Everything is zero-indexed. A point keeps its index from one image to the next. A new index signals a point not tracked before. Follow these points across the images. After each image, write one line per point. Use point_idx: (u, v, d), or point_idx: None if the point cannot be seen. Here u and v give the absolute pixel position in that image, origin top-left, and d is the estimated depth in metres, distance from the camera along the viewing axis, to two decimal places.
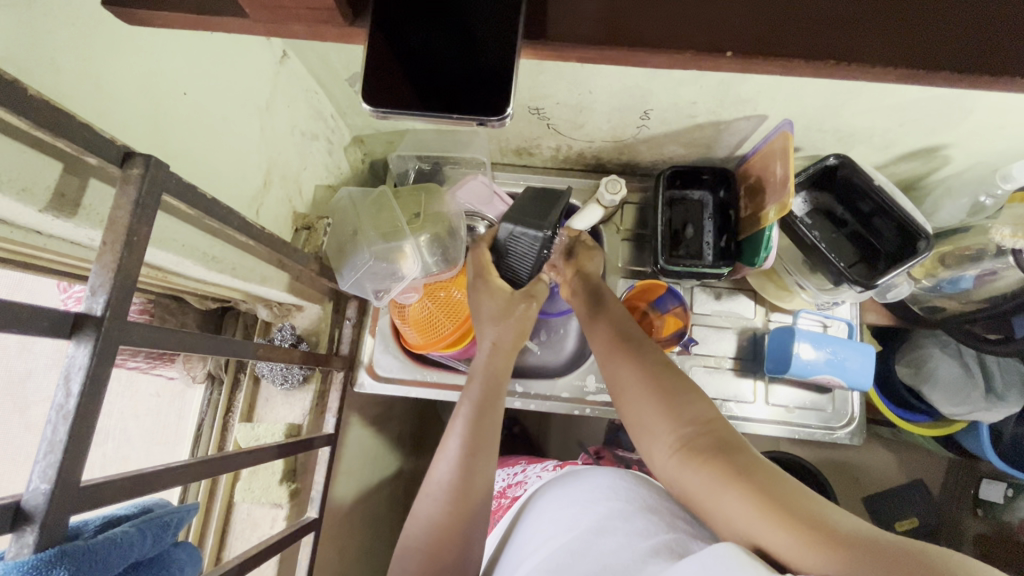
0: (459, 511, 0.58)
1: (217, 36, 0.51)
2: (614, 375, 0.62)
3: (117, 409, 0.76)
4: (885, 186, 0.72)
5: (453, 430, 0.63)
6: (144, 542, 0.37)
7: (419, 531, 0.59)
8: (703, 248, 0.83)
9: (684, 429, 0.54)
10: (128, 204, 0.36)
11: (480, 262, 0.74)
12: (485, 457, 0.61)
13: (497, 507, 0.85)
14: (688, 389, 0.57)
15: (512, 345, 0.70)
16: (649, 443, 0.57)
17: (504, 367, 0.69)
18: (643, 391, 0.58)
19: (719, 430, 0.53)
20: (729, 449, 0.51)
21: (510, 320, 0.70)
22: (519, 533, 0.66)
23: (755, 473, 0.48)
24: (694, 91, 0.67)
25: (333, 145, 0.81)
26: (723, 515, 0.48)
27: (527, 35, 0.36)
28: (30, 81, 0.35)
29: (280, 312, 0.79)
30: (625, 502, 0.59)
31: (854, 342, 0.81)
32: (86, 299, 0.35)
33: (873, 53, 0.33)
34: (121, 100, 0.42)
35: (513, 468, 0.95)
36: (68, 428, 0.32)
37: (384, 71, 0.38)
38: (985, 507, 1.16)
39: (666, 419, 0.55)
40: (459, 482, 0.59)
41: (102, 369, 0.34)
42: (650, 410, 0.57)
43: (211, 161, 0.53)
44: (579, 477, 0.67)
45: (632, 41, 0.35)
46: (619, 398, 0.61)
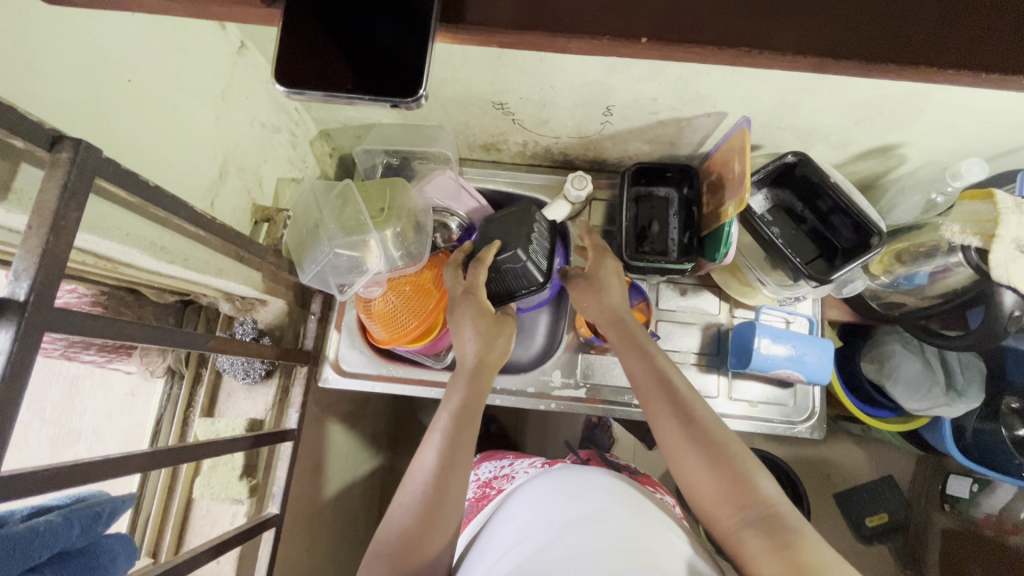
0: (430, 517, 0.58)
1: (167, 26, 0.51)
2: (656, 408, 0.61)
3: (90, 409, 0.81)
4: (840, 183, 0.73)
5: (430, 442, 0.63)
6: (70, 532, 0.36)
7: (390, 537, 0.58)
8: (669, 245, 0.85)
9: (726, 482, 0.54)
10: (57, 188, 0.35)
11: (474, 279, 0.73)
12: (460, 468, 0.61)
13: (482, 497, 0.85)
14: (733, 443, 0.57)
15: (490, 363, 0.70)
16: (691, 491, 0.57)
17: (485, 378, 0.69)
18: (688, 435, 0.57)
19: (768, 498, 0.53)
20: (774, 521, 0.51)
21: (493, 338, 0.71)
22: (495, 525, 0.67)
23: (800, 547, 0.49)
24: (653, 87, 0.68)
25: (298, 139, 0.81)
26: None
27: (445, 20, 0.36)
28: None
29: (243, 306, 0.78)
30: (611, 511, 0.59)
31: (815, 338, 0.82)
32: (9, 284, 0.34)
33: (784, 42, 0.35)
34: (59, 86, 0.41)
35: (500, 461, 0.94)
36: None
37: (311, 46, 0.36)
38: (953, 503, 1.16)
39: (709, 469, 0.55)
40: (431, 491, 0.59)
41: (25, 355, 0.34)
42: (697, 466, 0.56)
43: (160, 152, 0.53)
44: (565, 475, 0.68)
45: (552, 26, 0.35)
46: (661, 433, 0.60)
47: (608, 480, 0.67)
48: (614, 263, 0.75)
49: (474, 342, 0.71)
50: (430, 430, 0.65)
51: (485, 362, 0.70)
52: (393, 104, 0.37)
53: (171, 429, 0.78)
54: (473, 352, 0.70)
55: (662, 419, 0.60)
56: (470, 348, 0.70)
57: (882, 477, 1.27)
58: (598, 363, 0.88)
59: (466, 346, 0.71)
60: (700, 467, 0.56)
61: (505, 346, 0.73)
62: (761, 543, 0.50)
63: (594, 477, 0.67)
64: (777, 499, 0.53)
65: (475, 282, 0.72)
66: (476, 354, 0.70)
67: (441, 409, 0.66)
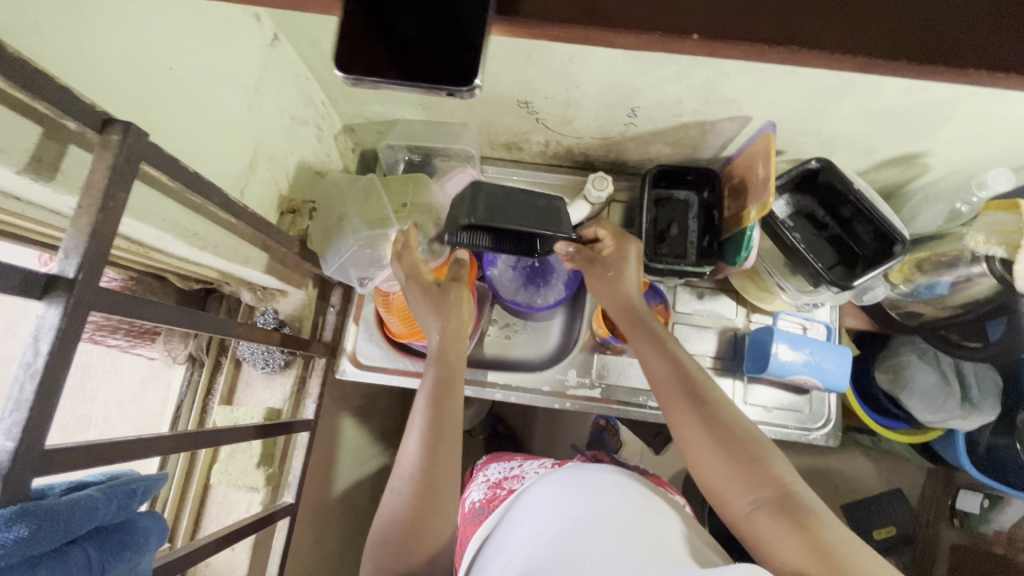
0: (419, 506, 0.59)
1: (207, 17, 0.52)
2: (671, 398, 0.62)
3: (101, 397, 0.72)
4: (864, 190, 0.73)
5: (413, 427, 0.64)
6: (108, 507, 0.36)
7: (386, 527, 0.60)
8: (688, 248, 0.85)
9: (739, 465, 0.54)
10: (105, 169, 0.36)
11: (412, 264, 0.71)
12: (443, 451, 0.62)
13: (493, 498, 0.84)
14: (747, 430, 0.57)
15: (451, 335, 0.69)
16: (704, 479, 0.57)
17: (457, 357, 0.69)
18: (702, 421, 0.58)
19: (782, 479, 0.52)
20: (791, 502, 0.50)
21: (446, 307, 0.70)
22: (509, 521, 0.67)
23: (817, 527, 0.48)
24: (679, 89, 0.68)
25: (323, 132, 0.82)
26: (776, 561, 0.48)
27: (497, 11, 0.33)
28: (17, 43, 0.35)
29: (264, 296, 0.80)
30: (619, 506, 0.60)
31: (833, 345, 0.82)
32: (59, 261, 0.34)
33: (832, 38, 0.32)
34: (107, 72, 0.42)
35: (509, 463, 0.95)
36: (35, 387, 0.32)
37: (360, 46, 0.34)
38: (963, 518, 1.15)
39: (723, 454, 0.55)
40: (417, 477, 0.60)
41: (72, 331, 0.34)
42: (710, 449, 0.56)
43: (195, 140, 0.53)
44: (578, 473, 0.68)
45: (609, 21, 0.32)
46: (676, 421, 0.60)
47: (619, 477, 0.67)
48: (637, 248, 0.76)
49: (430, 316, 0.70)
50: (411, 416, 0.65)
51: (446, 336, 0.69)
52: (446, 94, 0.34)
53: (190, 414, 0.79)
54: (433, 327, 0.70)
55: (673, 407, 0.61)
56: (433, 329, 0.70)
57: (892, 490, 1.26)
58: (613, 364, 0.88)
59: (428, 327, 0.70)
60: (713, 451, 0.56)
61: (468, 316, 0.72)
62: (776, 522, 0.49)
63: (603, 474, 0.68)
64: (790, 480, 0.53)
65: (414, 266, 0.71)
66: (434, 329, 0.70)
67: (418, 392, 0.66)
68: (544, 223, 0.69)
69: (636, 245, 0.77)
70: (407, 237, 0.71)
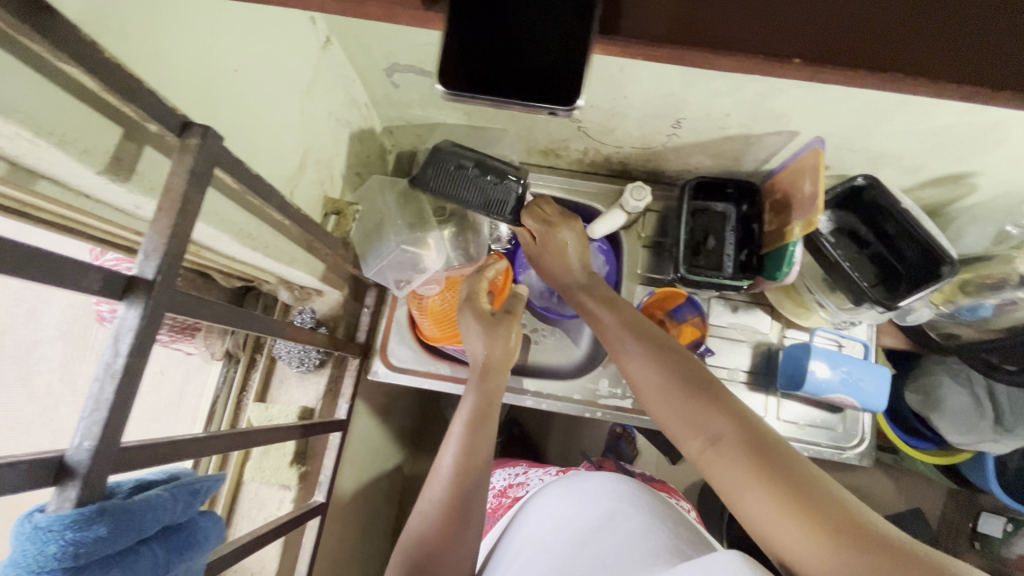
0: (447, 527, 0.60)
1: (270, 20, 0.52)
2: (631, 362, 0.61)
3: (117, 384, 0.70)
4: (912, 209, 0.72)
5: (448, 448, 0.66)
6: (175, 507, 0.37)
7: (408, 543, 0.61)
8: (724, 261, 0.85)
9: (696, 415, 0.52)
10: (184, 172, 0.36)
11: (472, 288, 0.76)
12: (477, 473, 0.64)
13: (497, 506, 0.87)
14: (703, 378, 0.55)
15: (497, 362, 0.72)
16: (669, 432, 0.55)
17: (496, 388, 0.72)
18: (660, 378, 0.57)
19: (740, 420, 0.50)
20: (750, 444, 0.48)
21: (496, 336, 0.73)
22: (520, 536, 0.68)
23: (781, 472, 0.45)
24: (729, 102, 0.67)
25: (364, 134, 0.82)
26: (745, 512, 0.47)
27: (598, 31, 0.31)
28: (112, 45, 0.35)
29: (301, 295, 0.80)
30: (621, 512, 0.60)
31: (871, 364, 0.81)
32: (139, 262, 0.35)
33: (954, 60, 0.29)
34: (183, 75, 0.42)
35: (514, 468, 0.97)
36: (115, 387, 0.33)
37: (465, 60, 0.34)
38: (983, 541, 1.16)
39: (681, 408, 0.54)
40: (447, 501, 0.62)
41: (149, 333, 0.35)
42: (673, 398, 0.55)
43: (253, 142, 0.54)
44: (577, 484, 0.69)
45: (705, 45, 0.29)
46: (636, 382, 0.60)
47: (618, 480, 0.68)
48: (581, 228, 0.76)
49: (478, 341, 0.74)
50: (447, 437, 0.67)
51: (491, 362, 0.73)
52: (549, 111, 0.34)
53: (225, 412, 0.80)
54: (480, 351, 0.73)
55: (635, 361, 0.60)
56: (478, 349, 0.73)
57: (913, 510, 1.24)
58: None
59: (474, 348, 0.74)
60: (672, 406, 0.55)
61: (513, 346, 0.74)
62: (735, 469, 0.48)
63: (601, 479, 0.68)
64: (753, 418, 0.51)
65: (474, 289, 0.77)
66: (483, 354, 0.73)
67: (455, 416, 0.68)
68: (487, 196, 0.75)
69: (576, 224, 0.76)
70: (484, 266, 0.79)
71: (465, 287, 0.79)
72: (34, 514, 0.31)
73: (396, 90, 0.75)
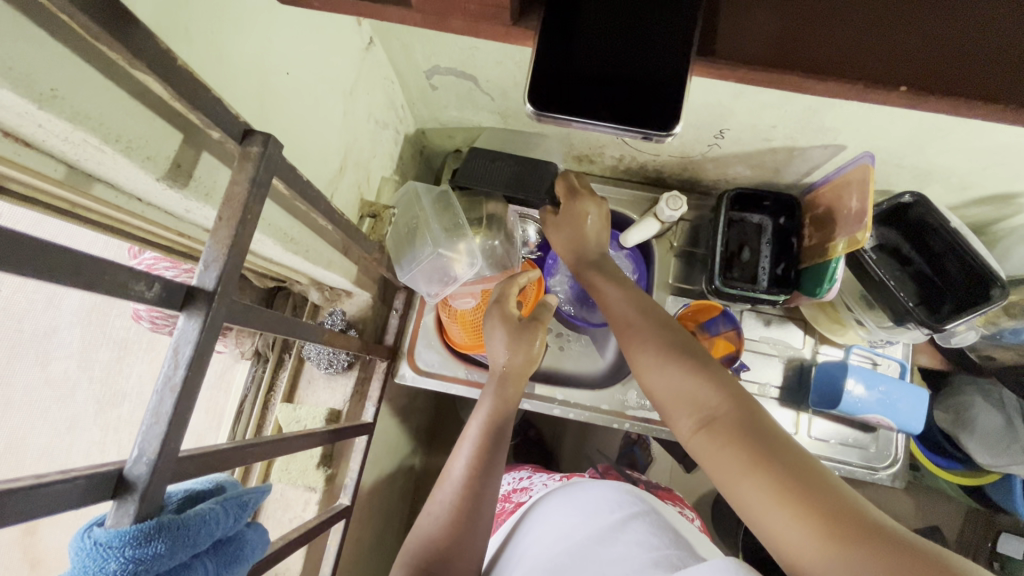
0: (458, 531, 0.60)
1: (322, 23, 0.52)
2: (629, 341, 0.58)
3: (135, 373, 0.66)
4: (961, 229, 0.71)
5: (462, 449, 0.65)
6: (226, 520, 0.36)
7: (418, 545, 0.60)
8: (759, 274, 0.83)
9: (695, 398, 0.50)
10: (246, 181, 0.35)
11: (505, 290, 0.75)
12: (488, 477, 0.63)
13: (501, 512, 0.85)
14: (703, 357, 0.53)
15: (518, 370, 0.71)
16: (667, 414, 0.54)
17: (513, 393, 0.71)
18: (658, 356, 0.54)
19: (739, 404, 0.48)
20: (749, 429, 0.46)
21: (520, 341, 0.72)
22: (519, 540, 0.68)
23: (777, 459, 0.44)
24: (777, 115, 0.66)
25: (399, 136, 0.81)
26: (739, 500, 0.45)
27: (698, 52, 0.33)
28: (177, 49, 0.35)
29: (331, 296, 0.79)
30: (623, 519, 0.62)
31: (909, 385, 0.79)
32: (198, 272, 0.34)
33: None
34: (241, 79, 0.42)
35: (518, 473, 0.96)
36: (174, 400, 0.32)
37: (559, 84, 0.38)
38: (1003, 561, 1.11)
39: (678, 389, 0.52)
40: (458, 503, 0.61)
41: (206, 345, 0.34)
42: (670, 378, 0.52)
43: (300, 146, 0.53)
44: (579, 493, 0.70)
45: (803, 67, 0.31)
46: (633, 360, 0.57)
47: (619, 489, 0.70)
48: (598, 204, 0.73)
49: (502, 348, 0.72)
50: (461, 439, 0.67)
51: (512, 368, 0.71)
52: (643, 136, 0.39)
53: (252, 412, 0.79)
54: (501, 358, 0.72)
55: (631, 339, 0.58)
56: (500, 354, 0.72)
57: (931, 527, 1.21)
58: None
59: (496, 351, 0.73)
60: (669, 385, 0.52)
61: (537, 353, 0.73)
62: (730, 456, 0.46)
63: (604, 488, 0.70)
64: (752, 402, 0.49)
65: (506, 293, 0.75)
66: (502, 361, 0.72)
67: (472, 417, 0.68)
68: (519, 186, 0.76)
69: (593, 198, 0.72)
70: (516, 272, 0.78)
71: (497, 289, 0.78)
72: (93, 529, 0.30)
73: (433, 92, 0.74)
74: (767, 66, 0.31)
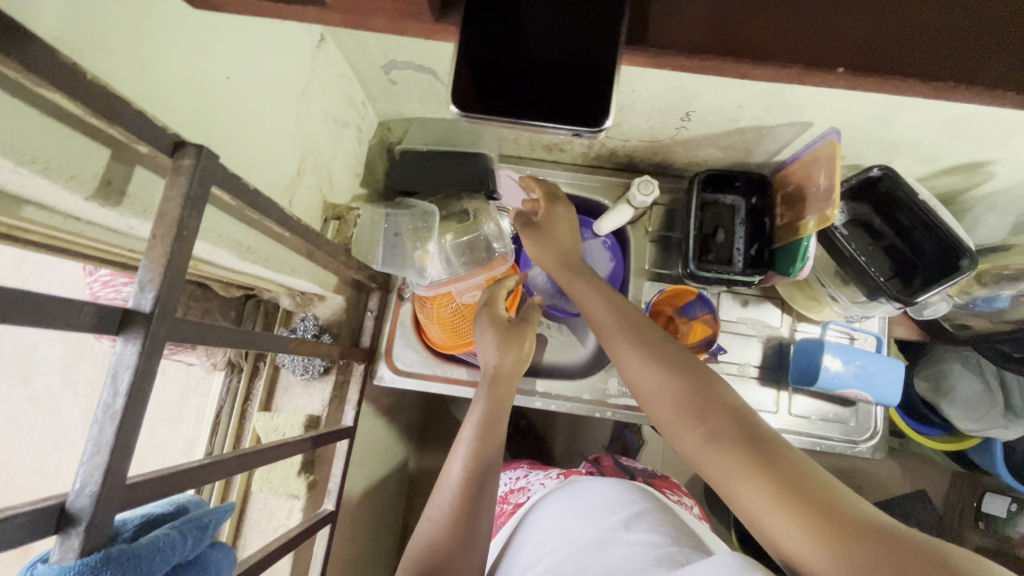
0: (458, 531, 0.58)
1: (265, 25, 0.50)
2: (615, 347, 0.58)
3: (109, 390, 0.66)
4: (929, 201, 0.71)
5: (458, 452, 0.64)
6: (184, 544, 0.36)
7: (418, 549, 0.59)
8: (734, 255, 0.83)
9: (687, 401, 0.50)
10: (179, 197, 0.34)
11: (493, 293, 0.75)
12: (486, 480, 0.62)
13: (500, 513, 0.86)
14: (695, 363, 0.53)
15: (509, 370, 0.71)
16: (658, 417, 0.53)
17: (505, 392, 0.70)
18: (645, 362, 0.54)
19: (737, 411, 0.48)
20: (745, 433, 0.46)
21: (511, 342, 0.72)
22: (523, 544, 0.67)
23: (774, 460, 0.44)
24: (741, 95, 0.65)
25: (363, 133, 0.80)
26: (739, 501, 0.45)
27: (627, 41, 0.32)
28: (95, 65, 0.33)
29: (302, 301, 0.77)
30: (625, 519, 0.62)
31: (885, 357, 0.79)
32: (134, 294, 0.33)
33: (980, 62, 0.29)
34: (174, 87, 0.40)
35: (515, 471, 0.95)
36: (115, 429, 0.31)
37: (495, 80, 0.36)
38: (988, 521, 1.13)
39: (669, 392, 0.51)
40: (458, 505, 0.60)
41: (148, 368, 0.33)
42: (659, 382, 0.52)
43: (250, 152, 0.52)
44: (580, 494, 0.70)
45: (741, 53, 0.30)
46: (622, 366, 0.57)
47: (620, 489, 0.70)
48: (565, 211, 0.73)
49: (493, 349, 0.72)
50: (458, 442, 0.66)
51: (503, 369, 0.71)
52: (574, 133, 0.37)
53: (229, 424, 0.78)
54: (491, 360, 0.71)
55: (620, 342, 0.58)
56: (491, 355, 0.71)
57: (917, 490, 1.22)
58: None
59: (486, 354, 0.72)
60: (660, 389, 0.52)
61: (527, 353, 0.73)
62: (730, 458, 0.45)
63: (604, 487, 0.70)
64: (742, 405, 0.49)
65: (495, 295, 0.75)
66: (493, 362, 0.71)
67: (467, 420, 0.67)
68: (453, 177, 0.80)
69: (568, 209, 0.74)
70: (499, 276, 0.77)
71: (485, 294, 0.77)
72: (37, 566, 0.30)
73: (393, 87, 0.73)
74: (702, 55, 0.30)
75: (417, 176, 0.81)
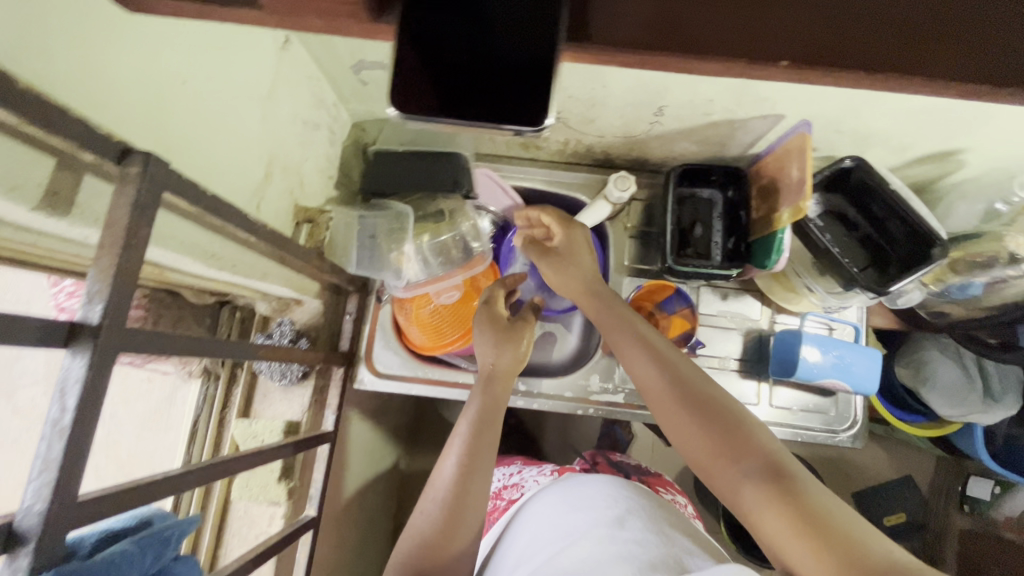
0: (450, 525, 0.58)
1: (223, 28, 0.49)
2: (639, 371, 0.58)
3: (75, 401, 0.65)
4: (901, 189, 0.71)
5: (452, 449, 0.63)
6: (143, 559, 0.35)
7: (411, 547, 0.59)
8: (711, 249, 0.83)
9: (714, 430, 0.50)
10: (127, 205, 0.33)
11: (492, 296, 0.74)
12: (477, 476, 0.61)
13: (493, 509, 0.85)
14: (721, 393, 0.53)
15: (506, 370, 0.70)
16: (681, 442, 0.53)
17: (502, 392, 0.69)
18: (672, 389, 0.54)
19: (764, 444, 0.48)
20: (771, 466, 0.46)
21: (507, 342, 0.71)
22: (518, 538, 0.67)
23: (800, 494, 0.44)
24: (712, 88, 0.65)
25: (335, 134, 0.79)
26: (760, 530, 0.45)
27: (568, 39, 0.32)
28: (34, 71, 0.32)
29: (279, 306, 0.77)
30: (620, 515, 0.62)
31: (862, 346, 0.79)
32: (83, 306, 0.32)
33: (915, 52, 0.29)
34: (123, 93, 0.39)
35: (507, 467, 0.94)
36: (63, 445, 0.30)
37: (448, 79, 0.36)
38: (972, 504, 1.12)
39: (697, 420, 0.51)
40: (449, 501, 0.59)
41: (98, 382, 0.32)
42: (687, 409, 0.52)
43: (211, 157, 0.51)
44: (577, 490, 0.70)
45: (686, 47, 0.30)
46: (647, 390, 0.57)
47: (619, 488, 0.69)
48: (584, 232, 0.74)
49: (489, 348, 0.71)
50: (452, 437, 0.65)
51: (499, 368, 0.70)
52: (515, 132, 0.36)
53: (207, 432, 0.77)
54: (488, 359, 0.70)
55: (643, 362, 0.57)
56: (488, 355, 0.70)
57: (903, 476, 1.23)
58: None
59: (484, 354, 0.71)
60: (687, 417, 0.52)
61: (523, 352, 0.72)
62: (756, 490, 0.45)
63: (602, 485, 0.70)
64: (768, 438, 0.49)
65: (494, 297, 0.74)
66: (490, 362, 0.70)
67: (461, 417, 0.66)
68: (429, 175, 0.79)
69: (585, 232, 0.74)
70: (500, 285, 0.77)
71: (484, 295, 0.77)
72: None
73: (364, 87, 0.72)
74: (645, 50, 0.31)
75: (393, 175, 0.80)
